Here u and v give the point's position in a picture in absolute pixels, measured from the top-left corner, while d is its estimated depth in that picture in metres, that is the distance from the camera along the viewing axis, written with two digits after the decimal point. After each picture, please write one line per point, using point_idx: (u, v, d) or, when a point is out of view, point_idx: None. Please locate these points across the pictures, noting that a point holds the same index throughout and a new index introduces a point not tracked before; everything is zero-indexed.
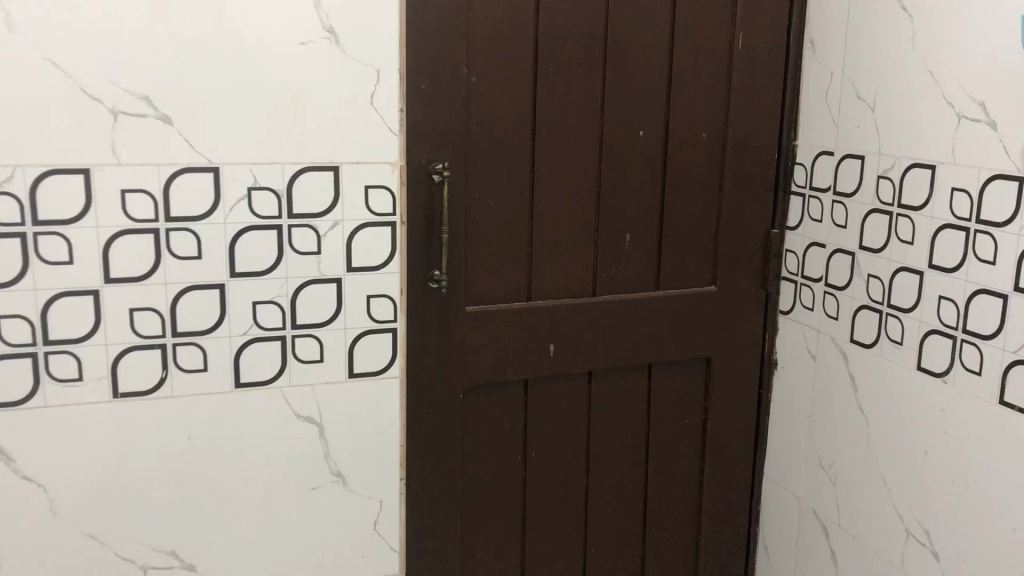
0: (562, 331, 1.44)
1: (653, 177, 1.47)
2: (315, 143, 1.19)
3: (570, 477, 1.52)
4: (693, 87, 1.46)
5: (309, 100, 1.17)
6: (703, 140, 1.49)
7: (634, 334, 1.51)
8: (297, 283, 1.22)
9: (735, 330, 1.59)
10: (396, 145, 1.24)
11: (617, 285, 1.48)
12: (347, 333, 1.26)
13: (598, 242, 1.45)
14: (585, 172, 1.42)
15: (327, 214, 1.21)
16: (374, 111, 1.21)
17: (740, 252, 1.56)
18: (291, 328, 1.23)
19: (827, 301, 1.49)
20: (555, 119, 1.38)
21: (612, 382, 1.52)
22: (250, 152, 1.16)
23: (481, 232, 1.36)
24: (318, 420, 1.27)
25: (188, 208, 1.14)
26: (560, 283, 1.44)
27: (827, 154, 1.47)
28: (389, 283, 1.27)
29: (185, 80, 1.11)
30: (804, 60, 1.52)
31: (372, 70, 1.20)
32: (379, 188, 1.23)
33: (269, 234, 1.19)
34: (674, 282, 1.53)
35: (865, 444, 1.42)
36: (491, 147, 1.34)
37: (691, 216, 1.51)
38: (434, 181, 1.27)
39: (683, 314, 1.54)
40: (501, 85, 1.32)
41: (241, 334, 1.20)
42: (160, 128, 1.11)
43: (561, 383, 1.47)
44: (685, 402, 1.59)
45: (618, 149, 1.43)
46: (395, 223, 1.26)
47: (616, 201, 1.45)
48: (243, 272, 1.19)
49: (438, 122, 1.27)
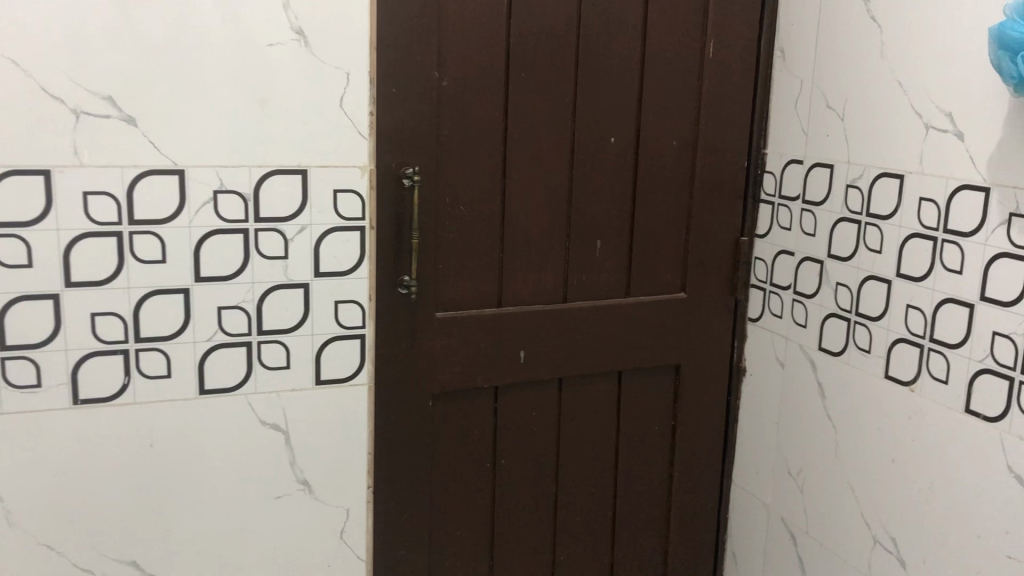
0: (532, 337, 1.44)
1: (625, 183, 1.47)
2: (282, 146, 1.17)
3: (539, 484, 1.51)
4: (664, 94, 1.46)
5: (277, 101, 1.16)
6: (674, 147, 1.49)
7: (604, 341, 1.50)
8: (264, 288, 1.20)
9: (704, 337, 1.59)
10: (366, 148, 1.22)
11: (588, 292, 1.48)
12: (314, 339, 1.24)
13: (568, 249, 1.45)
14: (556, 178, 1.41)
15: (294, 218, 1.19)
16: (344, 115, 1.20)
17: (710, 259, 1.56)
18: (257, 334, 1.20)
19: (795, 308, 1.50)
20: (527, 124, 1.37)
21: (581, 389, 1.51)
22: (217, 154, 1.14)
23: (451, 238, 1.35)
24: (283, 428, 1.24)
25: (153, 211, 1.12)
26: (529, 290, 1.44)
27: (796, 162, 1.48)
28: (357, 289, 1.25)
29: (150, 81, 1.09)
30: (773, 69, 1.52)
31: (342, 73, 1.19)
32: (348, 192, 1.22)
33: (235, 238, 1.17)
34: (645, 289, 1.53)
35: (832, 451, 1.43)
36: (461, 152, 1.33)
37: (661, 224, 1.51)
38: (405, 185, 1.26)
39: (653, 320, 1.54)
40: (472, 90, 1.31)
41: (206, 339, 1.18)
42: (124, 129, 1.09)
43: (530, 390, 1.46)
44: (654, 408, 1.59)
45: (589, 155, 1.43)
46: (364, 227, 1.24)
47: (587, 208, 1.45)
48: (209, 276, 1.16)
49: (409, 125, 1.26)
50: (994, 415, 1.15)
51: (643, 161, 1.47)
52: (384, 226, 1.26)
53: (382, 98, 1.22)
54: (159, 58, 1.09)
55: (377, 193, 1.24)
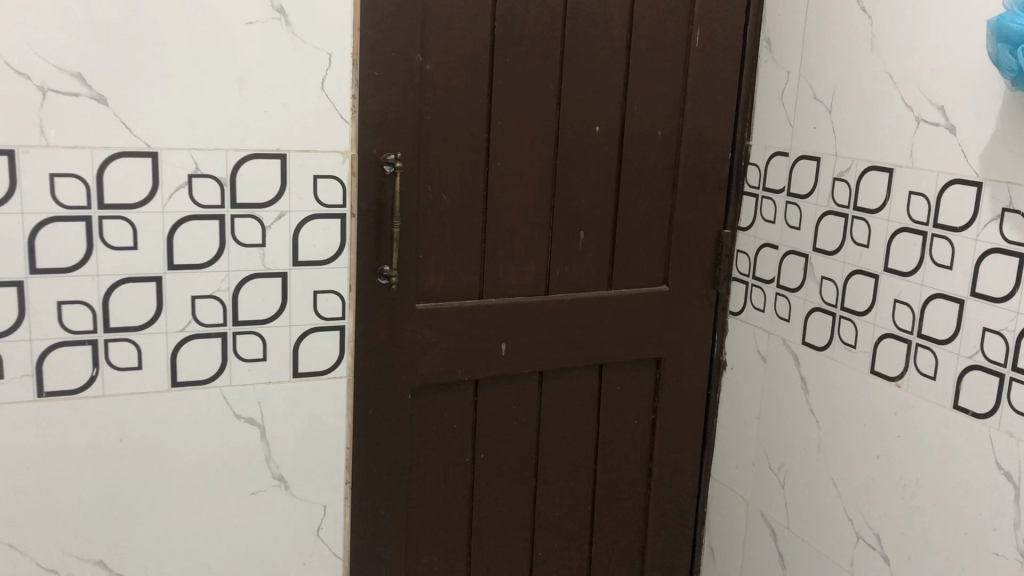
0: (513, 329, 1.41)
1: (609, 174, 1.44)
2: (260, 129, 1.12)
3: (518, 479, 1.48)
4: (651, 83, 1.44)
5: (256, 82, 1.11)
6: (658, 137, 1.47)
7: (585, 334, 1.48)
8: (241, 276, 1.15)
9: (686, 331, 1.57)
10: (348, 133, 1.18)
11: (570, 284, 1.45)
12: (292, 330, 1.19)
13: (551, 240, 1.42)
14: (539, 167, 1.38)
15: (272, 205, 1.15)
16: (325, 98, 1.15)
17: (693, 251, 1.54)
18: (232, 325, 1.16)
19: (778, 302, 1.48)
20: (511, 112, 1.33)
21: (562, 383, 1.48)
22: (192, 136, 1.09)
23: (433, 227, 1.31)
24: (259, 422, 1.20)
25: (124, 195, 1.07)
26: (511, 281, 1.40)
27: (781, 154, 1.46)
28: (337, 278, 1.21)
29: (123, 58, 1.04)
30: (759, 60, 1.51)
31: (324, 54, 1.14)
32: (328, 178, 1.17)
33: (211, 225, 1.12)
34: (627, 281, 1.50)
35: (815, 446, 1.41)
36: (444, 139, 1.29)
37: (645, 215, 1.49)
38: (388, 172, 1.22)
39: (635, 313, 1.52)
40: (457, 75, 1.28)
41: (179, 329, 1.13)
42: (94, 108, 1.04)
43: (511, 384, 1.43)
44: (634, 402, 1.56)
45: (574, 144, 1.40)
46: (345, 215, 1.20)
47: (571, 198, 1.42)
48: (182, 263, 1.12)
49: (391, 110, 1.21)
50: (983, 412, 1.14)
51: (627, 150, 1.45)
52: (365, 213, 1.22)
53: (365, 82, 1.18)
54: (133, 33, 1.04)
55: (359, 179, 1.20)
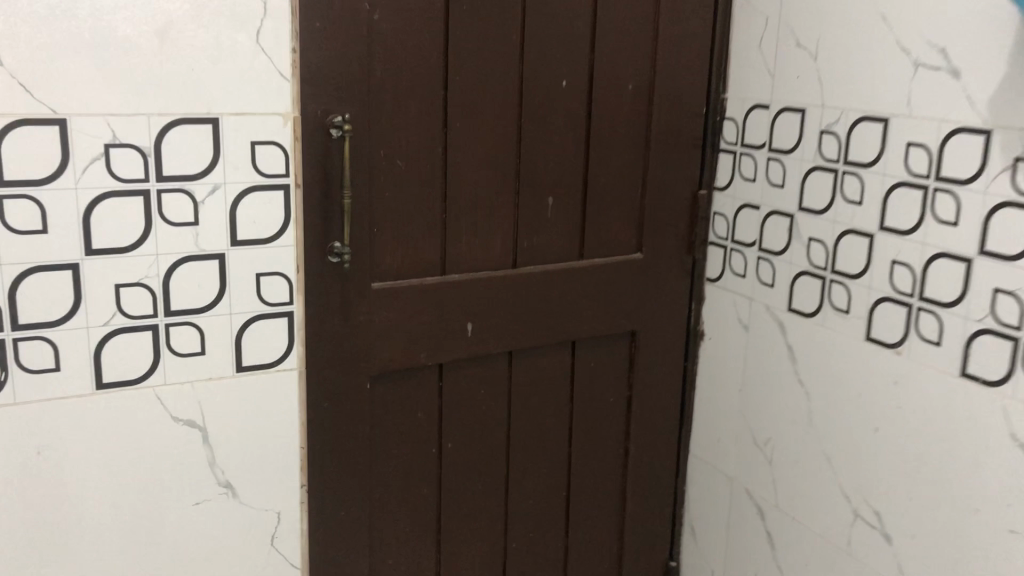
0: (479, 307, 1.29)
1: (576, 134, 1.32)
2: (187, 90, 0.97)
3: (489, 468, 1.36)
4: (619, 32, 1.31)
5: (179, 35, 0.96)
6: (629, 92, 1.35)
7: (556, 309, 1.36)
8: (171, 260, 1.00)
9: (662, 301, 1.47)
10: (289, 93, 1.03)
11: (538, 255, 1.33)
12: (234, 319, 1.05)
13: (517, 207, 1.30)
14: (501, 127, 1.25)
15: (205, 177, 1.00)
16: (262, 52, 1.00)
17: (668, 215, 1.43)
18: (164, 316, 1.01)
19: (761, 267, 1.38)
20: (470, 66, 1.20)
21: (533, 362, 1.37)
22: (106, 100, 0.94)
23: (387, 197, 1.18)
24: (201, 424, 1.06)
25: (28, 170, 0.92)
26: (476, 254, 1.28)
27: (760, 107, 1.36)
28: (282, 259, 1.07)
29: (17, 7, 0.88)
30: (734, 6, 1.39)
31: (258, 2, 0.99)
32: (269, 145, 1.03)
33: (133, 202, 0.97)
34: (598, 249, 1.39)
35: (805, 420, 1.32)
36: (397, 98, 1.15)
37: (616, 177, 1.37)
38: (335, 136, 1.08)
39: (608, 284, 1.40)
40: (408, 25, 1.14)
41: (102, 324, 0.98)
42: None
43: (478, 366, 1.32)
44: (609, 379, 1.46)
45: (539, 101, 1.27)
46: (289, 186, 1.06)
47: (537, 161, 1.30)
48: (102, 248, 0.97)
49: (337, 66, 1.07)
50: (995, 380, 1.06)
51: (596, 107, 1.33)
52: (311, 183, 1.08)
53: (306, 33, 1.04)
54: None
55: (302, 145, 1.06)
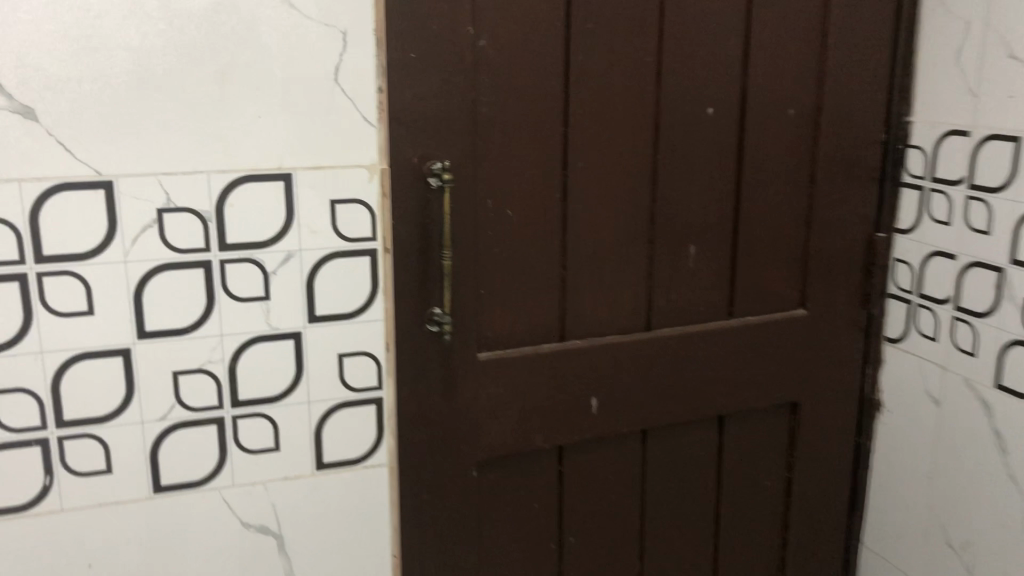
0: (607, 379, 1.09)
1: (724, 169, 1.10)
2: (253, 142, 0.81)
3: (619, 564, 1.16)
4: (776, 46, 1.09)
5: (242, 77, 0.80)
6: (789, 118, 1.12)
7: (700, 378, 1.15)
8: (238, 342, 0.85)
9: (829, 365, 1.22)
10: (376, 140, 0.86)
11: (678, 315, 1.12)
12: (312, 408, 0.89)
13: (652, 259, 1.09)
14: (633, 167, 1.05)
15: (276, 244, 0.84)
16: (342, 92, 0.84)
17: (837, 262, 1.19)
18: (231, 407, 0.86)
19: (958, 330, 1.12)
20: (595, 96, 1.01)
21: (672, 440, 1.16)
22: (159, 158, 0.79)
23: (496, 253, 1.00)
24: (275, 529, 0.91)
25: (71, 242, 0.78)
26: (603, 316, 1.08)
27: (957, 134, 1.10)
28: (369, 335, 0.90)
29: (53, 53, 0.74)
30: (922, 9, 1.14)
31: (338, 32, 0.82)
32: (352, 203, 0.86)
33: (194, 276, 0.82)
34: (752, 306, 1.16)
35: (1017, 526, 1.06)
36: (506, 136, 0.98)
37: (772, 221, 1.14)
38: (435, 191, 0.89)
39: (763, 347, 1.18)
40: (520, 50, 0.96)
41: (159, 418, 0.84)
42: (19, 126, 0.75)
43: (606, 447, 1.12)
44: (764, 458, 1.23)
45: (679, 134, 1.06)
46: (377, 250, 0.88)
47: (677, 203, 1.08)
48: (158, 330, 0.82)
49: (435, 104, 0.88)
50: None
51: (749, 139, 1.10)
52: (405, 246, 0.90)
53: (399, 67, 0.86)
54: (63, 18, 0.74)
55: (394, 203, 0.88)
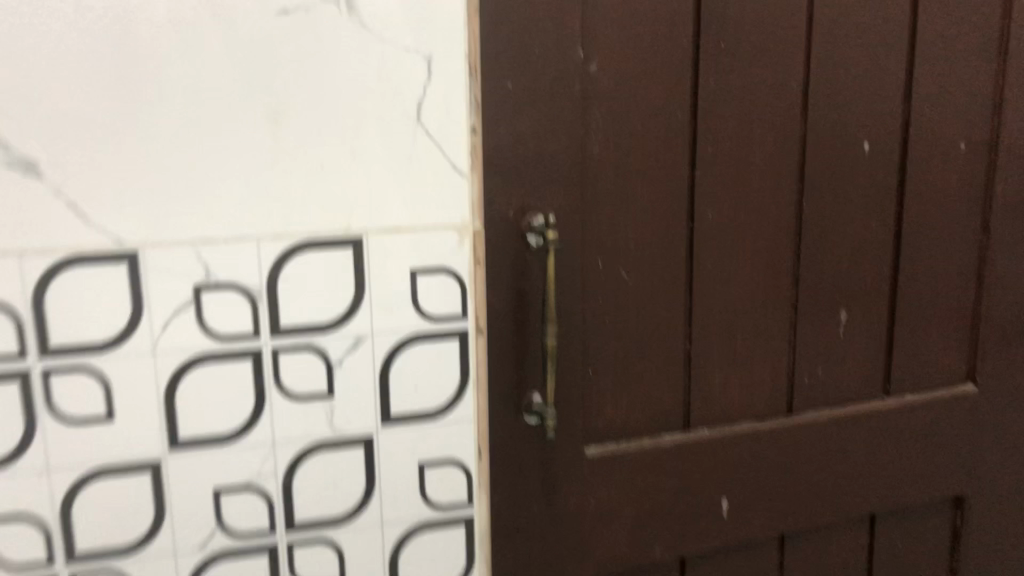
0: (740, 476, 0.89)
1: (881, 219, 0.90)
2: (314, 200, 0.64)
3: None
4: (944, 66, 0.89)
5: (301, 117, 0.62)
6: (959, 156, 0.92)
7: (850, 471, 0.94)
8: (294, 450, 0.67)
9: (1002, 451, 1.01)
10: (468, 195, 0.68)
11: (825, 395, 0.92)
12: (387, 531, 0.71)
13: (795, 328, 0.89)
14: (774, 218, 0.86)
15: (342, 327, 0.66)
16: (426, 135, 0.65)
17: (1015, 327, 0.98)
18: (286, 532, 0.68)
19: None
20: (730, 135, 0.82)
21: (815, 545, 0.95)
22: (197, 222, 0.62)
23: (609, 327, 0.81)
24: None
25: (84, 330, 0.61)
26: (736, 400, 0.88)
27: None
28: (458, 439, 0.71)
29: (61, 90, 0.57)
30: None
31: (422, 58, 0.64)
32: (437, 273, 0.68)
33: (239, 370, 0.65)
34: (911, 382, 0.95)
35: None
36: (623, 183, 0.79)
37: (937, 278, 0.94)
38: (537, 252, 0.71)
39: (925, 432, 0.96)
40: (639, 77, 0.78)
41: (196, 547, 0.66)
42: (19, 184, 0.58)
43: (738, 556, 0.92)
44: (923, 563, 1.01)
45: (831, 179, 0.87)
46: (468, 331, 0.70)
47: (824, 261, 0.89)
48: (194, 438, 0.65)
49: (538, 148, 0.70)
50: None
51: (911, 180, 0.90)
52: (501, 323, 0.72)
53: (495, 101, 0.68)
54: (74, 47, 0.57)
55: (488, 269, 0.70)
